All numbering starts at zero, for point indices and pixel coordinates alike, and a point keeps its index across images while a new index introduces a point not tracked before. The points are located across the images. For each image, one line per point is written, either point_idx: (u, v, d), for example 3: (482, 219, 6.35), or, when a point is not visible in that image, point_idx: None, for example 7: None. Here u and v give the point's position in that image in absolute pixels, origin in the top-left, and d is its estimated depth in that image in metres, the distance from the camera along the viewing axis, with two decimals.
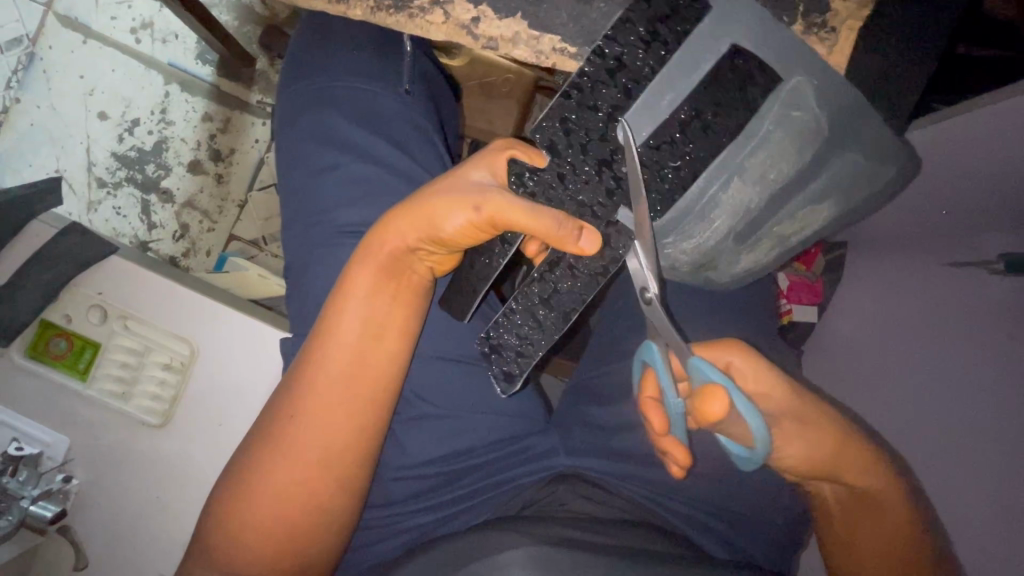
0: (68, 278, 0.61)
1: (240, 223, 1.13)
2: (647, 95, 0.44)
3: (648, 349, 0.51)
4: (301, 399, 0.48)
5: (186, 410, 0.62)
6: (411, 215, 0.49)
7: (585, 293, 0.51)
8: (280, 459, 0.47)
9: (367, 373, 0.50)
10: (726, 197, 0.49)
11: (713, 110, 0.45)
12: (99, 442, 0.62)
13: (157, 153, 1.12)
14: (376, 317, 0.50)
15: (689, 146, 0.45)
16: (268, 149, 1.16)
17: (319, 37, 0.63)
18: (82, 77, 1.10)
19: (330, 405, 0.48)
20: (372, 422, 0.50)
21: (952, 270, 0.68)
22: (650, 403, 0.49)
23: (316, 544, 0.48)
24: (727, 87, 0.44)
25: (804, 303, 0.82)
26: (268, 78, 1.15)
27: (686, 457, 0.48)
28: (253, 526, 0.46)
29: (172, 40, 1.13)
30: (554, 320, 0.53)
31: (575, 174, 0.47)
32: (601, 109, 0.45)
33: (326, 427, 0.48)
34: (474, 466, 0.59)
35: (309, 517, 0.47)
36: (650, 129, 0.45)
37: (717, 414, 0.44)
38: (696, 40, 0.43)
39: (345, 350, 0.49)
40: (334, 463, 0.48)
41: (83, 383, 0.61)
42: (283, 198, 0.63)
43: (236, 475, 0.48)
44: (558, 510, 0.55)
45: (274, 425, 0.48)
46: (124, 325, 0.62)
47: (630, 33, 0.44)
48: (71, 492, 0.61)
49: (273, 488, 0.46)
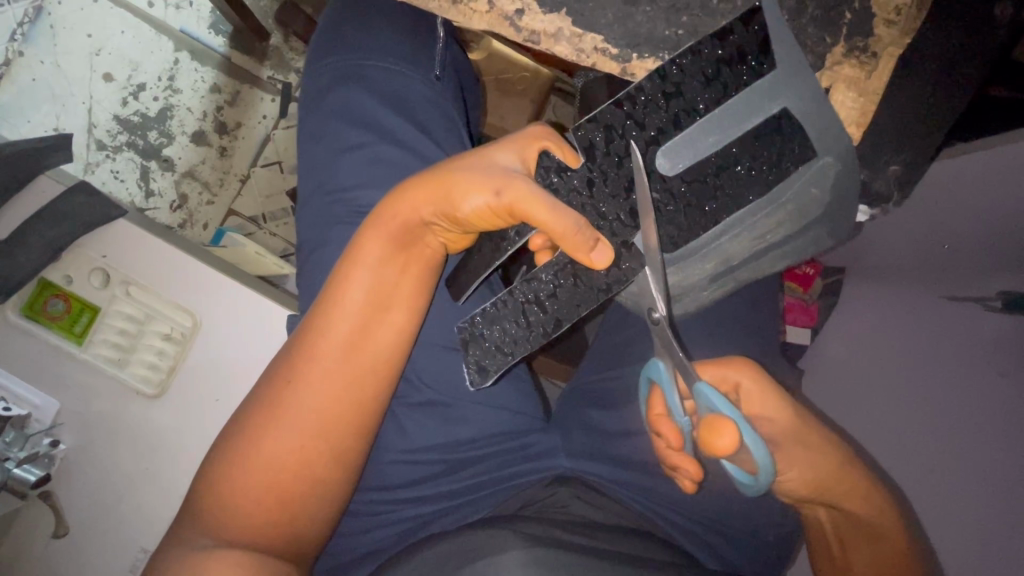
0: (72, 238, 0.59)
1: (241, 198, 1.12)
2: (695, 127, 0.47)
3: (654, 367, 0.49)
4: (301, 366, 0.47)
5: (182, 381, 0.61)
6: (431, 186, 0.47)
7: (579, 305, 0.51)
8: (277, 429, 0.46)
9: (370, 351, 0.49)
10: (729, 244, 0.52)
11: (748, 165, 0.49)
12: (90, 408, 0.60)
13: (162, 120, 1.10)
14: (383, 292, 0.49)
15: (719, 194, 0.49)
16: (275, 126, 1.13)
17: (350, 14, 0.62)
18: (90, 36, 1.08)
19: (335, 379, 0.48)
20: (372, 402, 0.49)
21: (949, 303, 0.69)
22: (659, 417, 0.48)
23: (309, 517, 0.48)
24: (768, 145, 0.48)
25: (797, 325, 0.84)
26: (281, 55, 1.13)
27: (699, 474, 0.47)
28: (243, 491, 0.45)
29: (185, 6, 1.12)
30: (544, 322, 0.52)
31: (604, 184, 0.48)
32: (650, 128, 0.47)
33: (329, 401, 0.47)
34: (472, 462, 0.59)
35: (301, 488, 0.46)
36: (688, 163, 0.47)
37: (726, 448, 0.42)
38: (749, 93, 0.47)
39: (350, 324, 0.48)
40: (333, 439, 0.47)
41: (78, 346, 0.60)
42: (300, 175, 0.62)
43: (231, 447, 0.46)
44: (558, 512, 0.54)
45: (270, 394, 0.47)
46: (127, 291, 0.61)
47: (695, 67, 0.46)
48: (57, 457, 0.59)
49: (271, 458, 0.45)
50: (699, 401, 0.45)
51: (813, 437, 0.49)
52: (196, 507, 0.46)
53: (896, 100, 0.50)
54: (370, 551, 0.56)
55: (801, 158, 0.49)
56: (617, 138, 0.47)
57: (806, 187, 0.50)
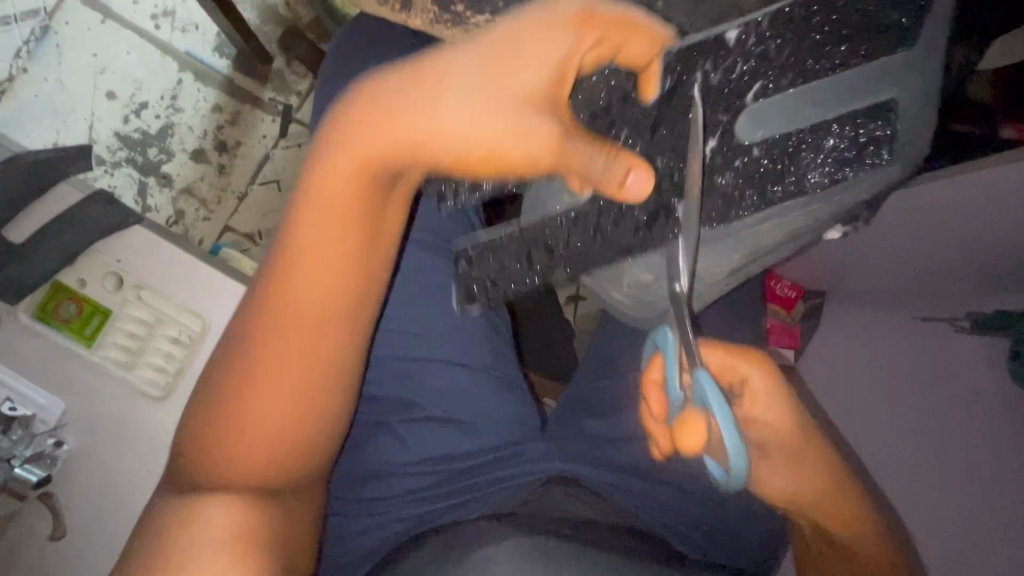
0: (86, 244, 0.61)
1: (237, 215, 1.15)
2: (786, 97, 0.51)
3: (664, 335, 0.50)
4: (281, 321, 0.45)
5: (187, 385, 0.62)
6: (419, 108, 0.40)
7: (600, 258, 0.58)
8: (257, 372, 0.45)
9: (348, 298, 0.47)
10: (766, 229, 0.56)
11: (805, 147, 0.53)
12: (93, 410, 0.61)
13: (163, 137, 1.13)
14: (355, 238, 0.45)
15: (770, 168, 0.54)
16: (274, 146, 1.17)
17: (362, 43, 0.67)
18: (95, 56, 1.12)
19: (321, 304, 0.46)
20: (355, 343, 0.49)
21: (919, 323, 0.76)
22: (653, 386, 0.52)
23: (310, 428, 0.48)
24: (830, 131, 0.52)
25: (782, 345, 0.92)
26: (283, 77, 1.17)
27: (668, 444, 0.53)
28: (243, 458, 0.45)
29: (191, 29, 1.15)
30: (555, 266, 0.59)
31: (663, 134, 0.52)
32: (733, 84, 0.51)
33: (312, 328, 0.46)
34: (467, 467, 0.61)
35: (292, 440, 0.47)
36: (763, 131, 0.52)
37: (690, 445, 0.45)
38: (826, 86, 0.51)
39: (326, 277, 0.45)
40: (329, 357, 0.47)
41: (88, 348, 0.61)
42: (308, 188, 0.66)
43: (220, 415, 0.45)
44: (556, 509, 0.60)
45: (257, 327, 0.46)
46: (138, 296, 0.62)
47: (789, 43, 0.51)
48: (59, 458, 0.60)
49: (259, 404, 0.45)
50: (694, 388, 0.46)
51: (814, 449, 0.53)
52: (193, 443, 0.47)
53: (899, 129, 0.53)
54: (370, 551, 0.58)
55: (838, 176, 0.54)
56: (701, 69, 0.51)
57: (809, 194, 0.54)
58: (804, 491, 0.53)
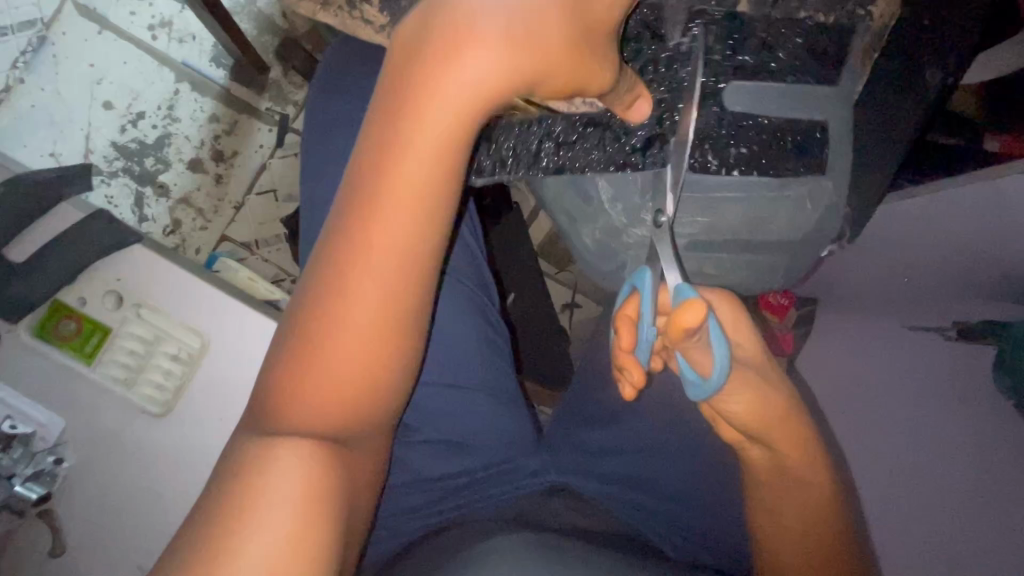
0: (86, 262, 0.62)
1: (234, 225, 1.16)
2: (764, 85, 0.53)
3: (641, 276, 0.51)
4: (358, 257, 0.42)
5: (188, 402, 0.63)
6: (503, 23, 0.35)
7: (584, 165, 0.59)
8: (333, 336, 0.42)
9: (420, 241, 0.42)
10: (729, 209, 0.56)
11: (778, 140, 0.55)
12: (94, 427, 0.62)
13: (159, 147, 1.14)
14: (432, 173, 0.41)
15: (749, 150, 0.55)
16: (271, 155, 1.18)
17: (356, 61, 0.68)
18: (92, 66, 1.13)
19: (402, 236, 0.42)
20: (418, 299, 0.44)
21: (910, 331, 0.78)
22: (626, 320, 0.49)
23: (376, 403, 0.45)
24: (805, 129, 0.55)
25: (777, 352, 0.92)
26: (280, 87, 1.19)
27: (641, 378, 0.48)
28: (311, 415, 0.43)
29: (188, 40, 1.16)
30: (546, 164, 0.60)
31: (673, 72, 0.52)
32: (724, 64, 0.53)
33: (389, 262, 0.42)
34: (466, 480, 0.64)
35: (360, 405, 0.44)
36: (736, 107, 0.53)
37: (687, 325, 0.44)
38: (793, 92, 0.53)
39: (406, 215, 0.41)
40: (395, 310, 0.43)
41: (88, 366, 0.62)
42: (300, 206, 0.67)
43: (303, 338, 0.42)
44: (552, 518, 0.63)
45: (332, 266, 0.42)
46: (138, 313, 0.63)
47: (785, 35, 0.53)
48: (59, 476, 0.61)
49: (338, 363, 0.42)
50: (676, 299, 0.49)
51: (772, 380, 0.53)
52: (260, 408, 0.44)
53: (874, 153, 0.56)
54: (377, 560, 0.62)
55: (791, 171, 0.55)
56: (710, 27, 0.52)
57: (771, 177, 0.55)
58: (762, 416, 0.52)
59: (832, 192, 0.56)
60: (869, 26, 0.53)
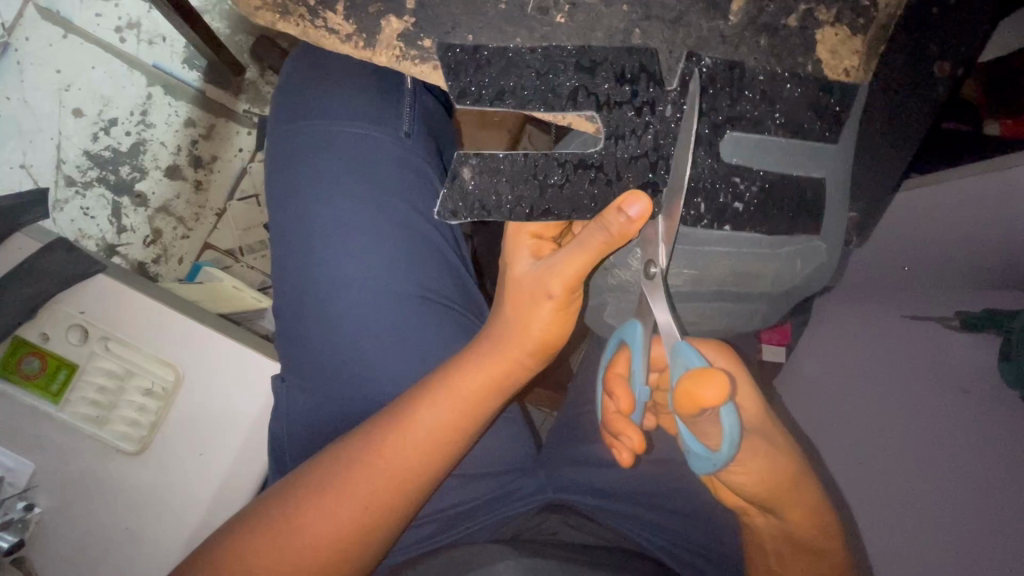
0: (49, 297, 0.59)
1: (217, 232, 1.12)
2: (761, 137, 0.49)
3: (631, 329, 0.52)
4: (376, 466, 0.48)
5: (163, 438, 0.62)
6: (578, 243, 0.48)
7: (574, 209, 0.50)
8: (366, 472, 0.48)
9: (472, 395, 0.52)
10: (721, 258, 0.52)
11: (772, 193, 0.50)
12: (67, 467, 0.60)
13: (134, 154, 1.09)
14: (523, 313, 0.52)
15: (743, 202, 0.50)
16: (252, 159, 1.13)
17: (331, 63, 0.63)
18: (59, 71, 1.06)
19: (481, 392, 0.52)
20: (438, 463, 0.51)
21: (911, 322, 0.74)
22: (618, 377, 0.51)
23: (330, 560, 0.46)
24: (796, 181, 0.50)
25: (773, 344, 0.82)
26: (257, 88, 1.12)
27: (640, 444, 0.49)
28: (278, 560, 0.45)
29: (158, 42, 1.10)
30: (530, 196, 0.49)
31: (665, 116, 0.48)
32: (721, 90, 0.48)
33: (444, 416, 0.50)
34: (466, 507, 0.62)
35: (336, 542, 0.46)
36: (734, 158, 0.49)
37: (708, 400, 0.43)
38: (802, 105, 0.49)
39: (484, 375, 0.52)
40: (426, 465, 0.50)
41: (55, 406, 0.59)
42: (271, 215, 0.63)
43: (302, 484, 0.48)
44: (549, 538, 0.62)
45: (343, 467, 0.48)
46: (106, 347, 0.61)
47: (794, 42, 0.49)
48: (32, 522, 0.59)
49: (359, 492, 0.47)
50: (675, 359, 0.48)
51: (780, 444, 0.50)
52: (236, 541, 0.45)
53: (881, 152, 0.53)
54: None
55: (780, 230, 0.51)
56: (704, 69, 0.47)
57: (763, 234, 0.50)
58: (771, 486, 0.49)
59: (824, 254, 0.53)
60: (874, 17, 0.49)
